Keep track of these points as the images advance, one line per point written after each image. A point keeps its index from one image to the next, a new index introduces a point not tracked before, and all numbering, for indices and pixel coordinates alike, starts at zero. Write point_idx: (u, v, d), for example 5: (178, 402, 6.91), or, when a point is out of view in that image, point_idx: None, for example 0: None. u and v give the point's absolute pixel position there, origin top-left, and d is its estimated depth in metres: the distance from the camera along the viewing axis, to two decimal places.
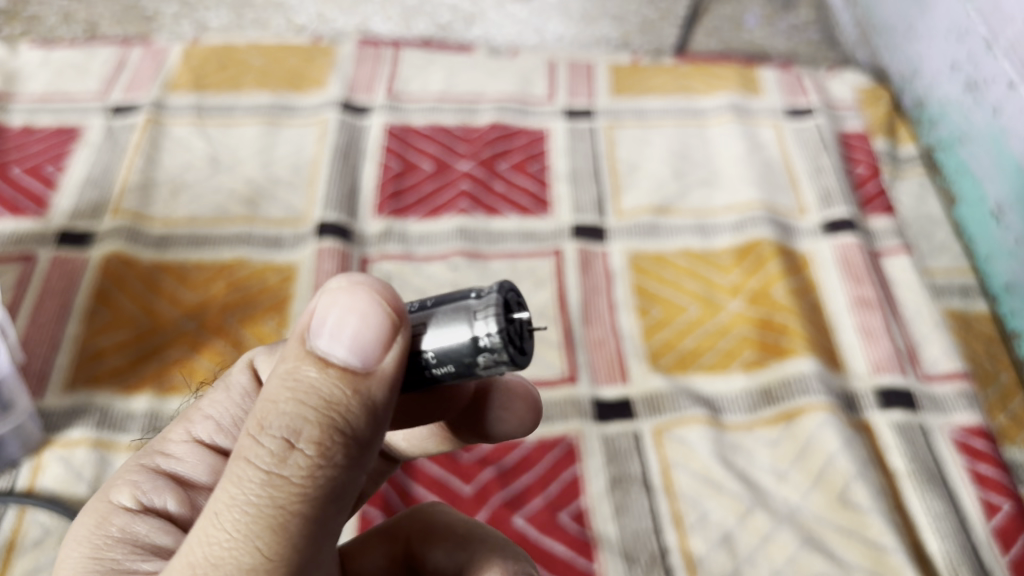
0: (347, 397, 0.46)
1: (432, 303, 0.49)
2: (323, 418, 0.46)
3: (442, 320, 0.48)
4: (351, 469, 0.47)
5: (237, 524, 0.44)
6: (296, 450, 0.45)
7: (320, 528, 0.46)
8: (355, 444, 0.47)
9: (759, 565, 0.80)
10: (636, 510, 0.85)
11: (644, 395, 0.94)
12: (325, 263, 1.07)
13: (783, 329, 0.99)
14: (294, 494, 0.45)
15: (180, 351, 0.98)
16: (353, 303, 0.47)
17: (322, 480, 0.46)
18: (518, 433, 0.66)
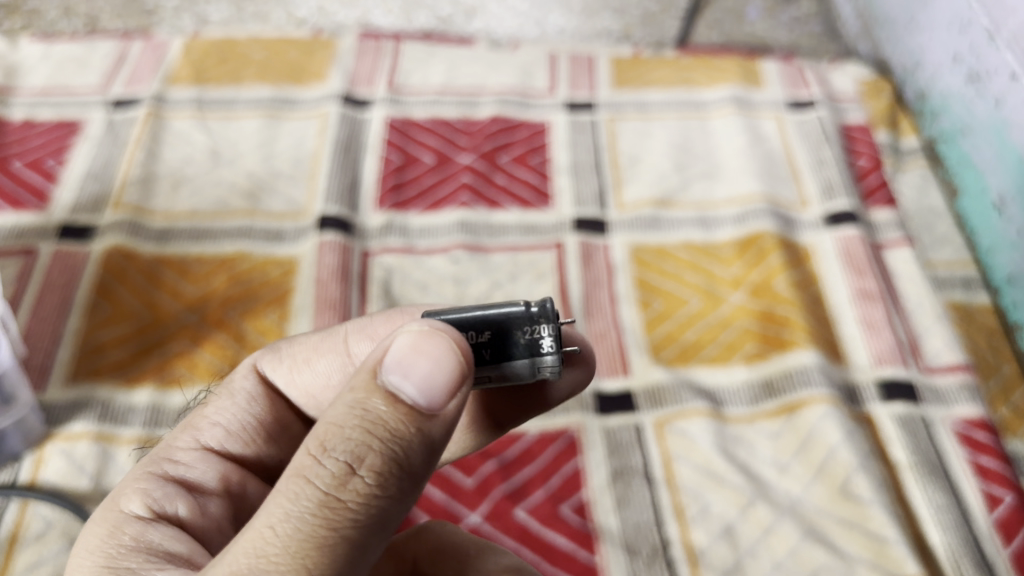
0: (409, 432, 0.45)
1: (493, 355, 0.54)
2: (387, 451, 0.44)
3: (506, 367, 0.54)
4: (399, 502, 0.45)
5: (287, 541, 0.42)
6: (356, 476, 0.44)
7: (360, 560, 0.44)
8: (408, 480, 0.45)
9: (761, 557, 0.80)
10: (637, 502, 0.85)
11: (645, 387, 0.94)
12: (325, 255, 1.07)
13: (785, 322, 0.99)
14: (346, 519, 0.43)
15: (181, 345, 0.98)
16: (429, 348, 0.46)
17: (374, 510, 0.44)
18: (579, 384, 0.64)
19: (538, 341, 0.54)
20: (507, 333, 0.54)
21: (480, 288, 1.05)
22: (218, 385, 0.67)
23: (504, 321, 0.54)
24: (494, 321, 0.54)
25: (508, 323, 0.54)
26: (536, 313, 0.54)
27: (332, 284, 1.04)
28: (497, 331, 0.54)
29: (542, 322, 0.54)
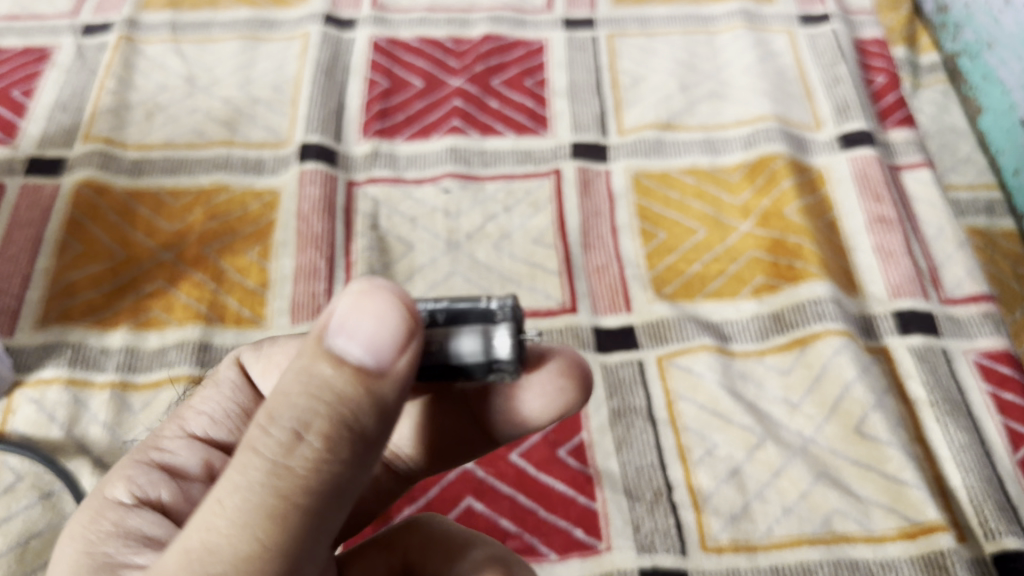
0: (358, 394, 0.39)
1: (446, 321, 0.43)
2: (337, 415, 0.39)
3: (458, 344, 0.42)
4: (356, 466, 0.40)
5: (233, 510, 0.38)
6: (303, 443, 0.38)
7: (318, 526, 0.39)
8: (364, 443, 0.39)
9: (769, 501, 0.76)
10: (638, 445, 0.80)
11: (647, 322, 0.89)
12: (307, 187, 1.01)
13: (797, 252, 0.93)
14: (296, 488, 0.38)
15: (157, 284, 0.93)
16: (367, 303, 0.39)
17: (328, 476, 0.39)
18: (552, 407, 0.49)
19: (491, 314, 0.42)
20: (466, 303, 0.43)
21: (473, 220, 0.98)
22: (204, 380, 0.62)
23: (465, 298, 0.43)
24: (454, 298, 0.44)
25: (467, 301, 0.43)
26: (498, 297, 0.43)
27: (315, 218, 0.98)
28: (454, 302, 0.43)
29: (506, 302, 0.43)
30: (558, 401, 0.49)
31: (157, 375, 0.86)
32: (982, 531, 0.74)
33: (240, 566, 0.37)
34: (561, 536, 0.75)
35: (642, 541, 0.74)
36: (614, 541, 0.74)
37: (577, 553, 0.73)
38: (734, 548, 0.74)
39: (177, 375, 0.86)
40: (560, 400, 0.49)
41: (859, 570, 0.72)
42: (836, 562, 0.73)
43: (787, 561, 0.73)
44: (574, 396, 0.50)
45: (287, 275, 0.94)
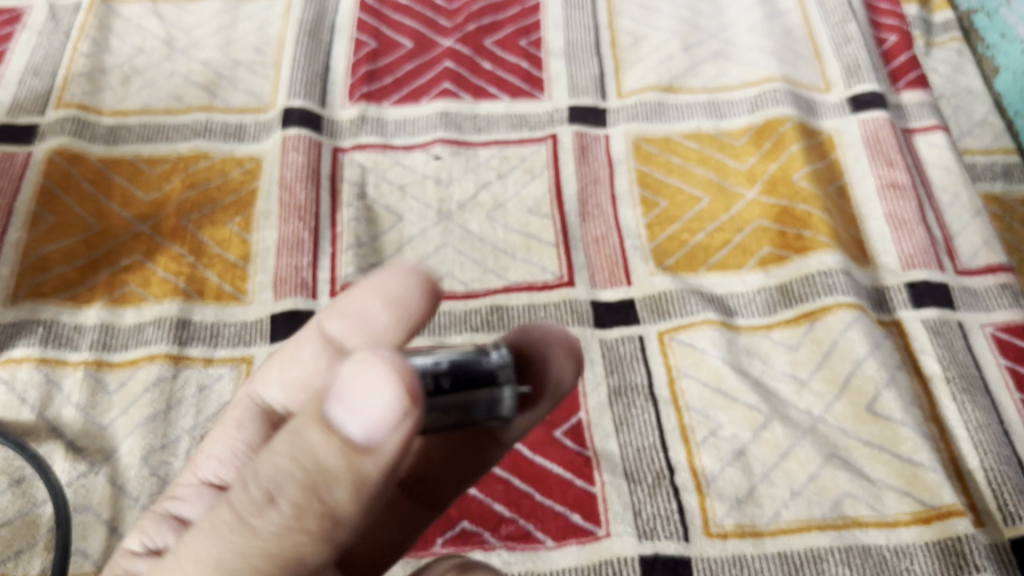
0: (339, 470, 0.34)
1: (454, 384, 0.38)
2: (313, 487, 0.35)
3: (470, 405, 0.38)
4: (326, 538, 0.37)
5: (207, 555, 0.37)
6: (274, 507, 0.36)
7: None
8: (334, 517, 0.36)
9: (776, 484, 0.73)
10: (638, 424, 0.76)
11: (648, 296, 0.84)
12: (290, 154, 0.96)
13: (807, 220, 0.88)
14: (264, 551, 0.36)
15: (134, 258, 0.89)
16: (365, 374, 0.33)
17: (292, 545, 0.36)
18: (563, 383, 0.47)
19: (500, 368, 0.39)
20: (468, 358, 0.39)
21: (465, 188, 0.93)
22: (224, 415, 0.59)
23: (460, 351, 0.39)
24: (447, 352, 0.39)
25: (463, 355, 0.39)
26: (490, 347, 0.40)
27: (299, 187, 0.93)
28: (455, 359, 0.38)
29: (502, 352, 0.40)
30: (556, 392, 0.47)
31: (134, 354, 0.82)
32: (1001, 516, 0.70)
33: None
34: (558, 521, 0.71)
35: (642, 527, 0.70)
36: (613, 527, 0.70)
37: (575, 539, 0.70)
38: (739, 533, 0.70)
39: (154, 353, 0.81)
40: (559, 391, 0.47)
41: (870, 557, 0.69)
42: (847, 549, 0.69)
43: (796, 547, 0.69)
44: (571, 382, 0.47)
45: (270, 247, 0.89)
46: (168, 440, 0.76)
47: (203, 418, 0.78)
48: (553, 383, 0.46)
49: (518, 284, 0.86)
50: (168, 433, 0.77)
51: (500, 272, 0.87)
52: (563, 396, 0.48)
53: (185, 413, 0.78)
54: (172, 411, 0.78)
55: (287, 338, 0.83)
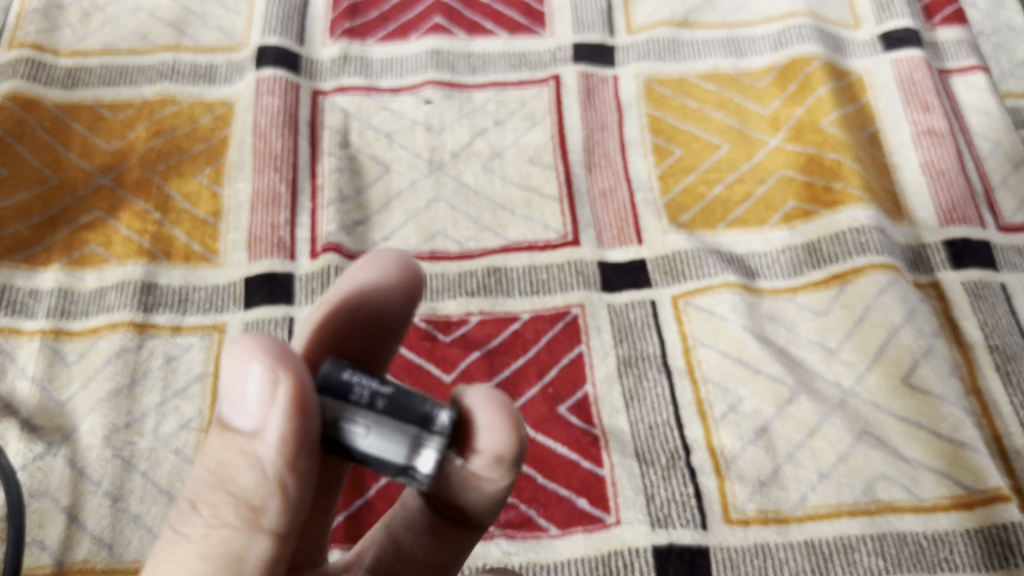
0: (237, 460, 0.37)
1: (386, 408, 0.38)
2: (223, 480, 0.38)
3: (383, 437, 0.37)
4: (257, 530, 0.38)
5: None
6: (197, 511, 0.38)
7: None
8: (251, 501, 0.37)
9: (803, 465, 0.66)
10: (650, 399, 0.69)
11: (661, 256, 0.77)
12: (265, 98, 0.87)
13: (836, 171, 0.80)
14: (200, 556, 0.38)
15: (95, 215, 0.80)
16: (234, 358, 0.36)
17: (220, 540, 0.38)
18: (502, 450, 0.41)
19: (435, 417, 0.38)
20: (412, 396, 0.38)
21: (458, 136, 0.85)
22: None
23: (409, 387, 0.39)
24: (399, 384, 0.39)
25: (411, 392, 0.38)
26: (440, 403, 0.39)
27: (276, 135, 0.85)
28: (400, 390, 0.39)
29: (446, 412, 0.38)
30: (497, 459, 0.42)
31: (94, 321, 0.74)
32: None
33: None
34: (563, 506, 0.64)
35: (656, 514, 0.64)
36: (623, 514, 0.64)
37: (581, 526, 0.63)
38: (762, 520, 0.64)
39: (117, 322, 0.74)
40: (501, 460, 0.42)
41: (906, 546, 0.62)
42: (881, 537, 0.63)
43: (824, 535, 0.63)
44: (510, 446, 0.42)
45: (244, 202, 0.81)
46: (134, 418, 0.69)
47: (171, 393, 0.71)
48: (487, 449, 0.41)
49: (517, 244, 0.78)
50: (133, 410, 0.69)
51: (497, 230, 0.79)
52: (517, 462, 0.43)
53: (152, 387, 0.71)
54: (137, 385, 0.71)
55: (264, 303, 0.75)
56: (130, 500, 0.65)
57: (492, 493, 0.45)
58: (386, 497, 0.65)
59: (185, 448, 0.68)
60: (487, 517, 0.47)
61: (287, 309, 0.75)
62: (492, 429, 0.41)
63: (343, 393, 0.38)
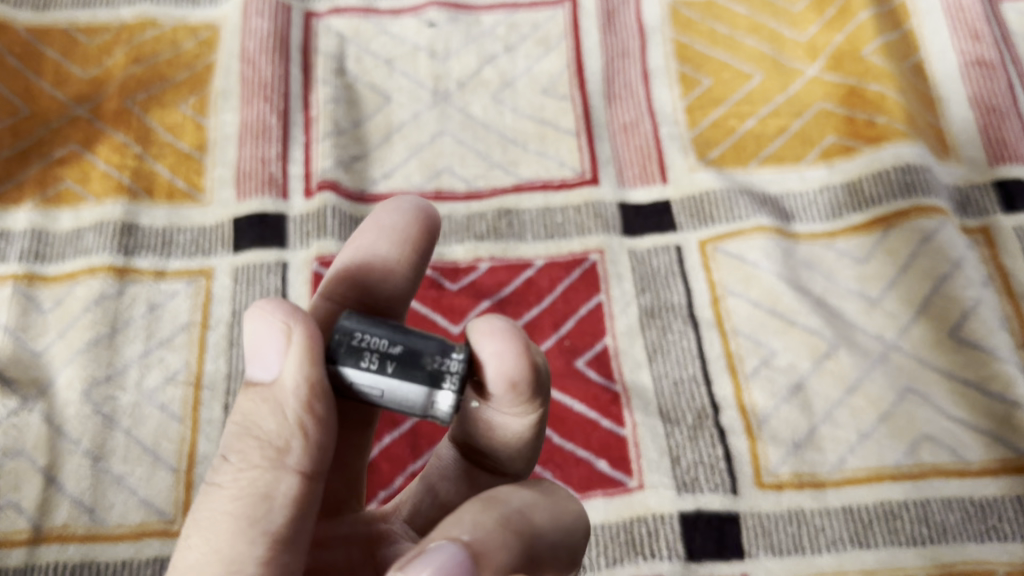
0: (262, 407, 0.34)
1: (397, 370, 0.35)
2: (248, 428, 0.34)
3: (398, 395, 0.35)
4: (282, 469, 0.33)
5: (196, 542, 0.32)
6: (227, 462, 0.33)
7: (275, 550, 0.32)
8: (274, 441, 0.33)
9: (841, 425, 0.61)
10: (676, 352, 0.64)
11: (688, 196, 0.70)
12: (254, 21, 0.80)
13: (878, 104, 0.74)
14: (234, 499, 0.32)
15: (71, 149, 0.74)
16: (250, 322, 0.35)
17: (252, 478, 0.33)
18: (516, 375, 0.36)
19: (446, 368, 0.35)
20: (421, 350, 0.35)
21: (465, 63, 0.78)
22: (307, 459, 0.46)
23: (419, 338, 0.36)
24: (406, 334, 0.36)
25: (421, 344, 0.35)
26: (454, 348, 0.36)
27: (266, 62, 0.78)
28: (408, 343, 0.35)
29: (458, 357, 0.35)
30: (512, 387, 0.37)
31: (71, 266, 0.68)
32: None
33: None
34: (580, 468, 0.59)
35: (682, 478, 0.59)
36: (647, 478, 0.59)
37: (601, 490, 0.58)
38: (796, 484, 0.59)
39: (96, 266, 0.68)
40: (518, 385, 0.37)
41: (952, 512, 0.58)
42: (925, 503, 0.58)
43: (863, 501, 0.58)
44: (526, 370, 0.37)
45: (232, 134, 0.75)
46: (115, 370, 0.63)
47: (156, 343, 0.65)
48: (498, 376, 0.36)
49: (530, 183, 0.72)
50: (114, 362, 0.64)
51: (508, 167, 0.72)
52: (535, 386, 0.37)
53: (134, 336, 0.65)
54: (119, 335, 0.65)
55: (254, 247, 0.69)
56: (112, 460, 0.60)
57: (516, 423, 0.40)
58: (390, 459, 0.60)
59: (171, 404, 0.62)
60: (516, 463, 0.43)
61: (279, 253, 0.69)
62: (504, 352, 0.36)
63: (348, 358, 0.35)
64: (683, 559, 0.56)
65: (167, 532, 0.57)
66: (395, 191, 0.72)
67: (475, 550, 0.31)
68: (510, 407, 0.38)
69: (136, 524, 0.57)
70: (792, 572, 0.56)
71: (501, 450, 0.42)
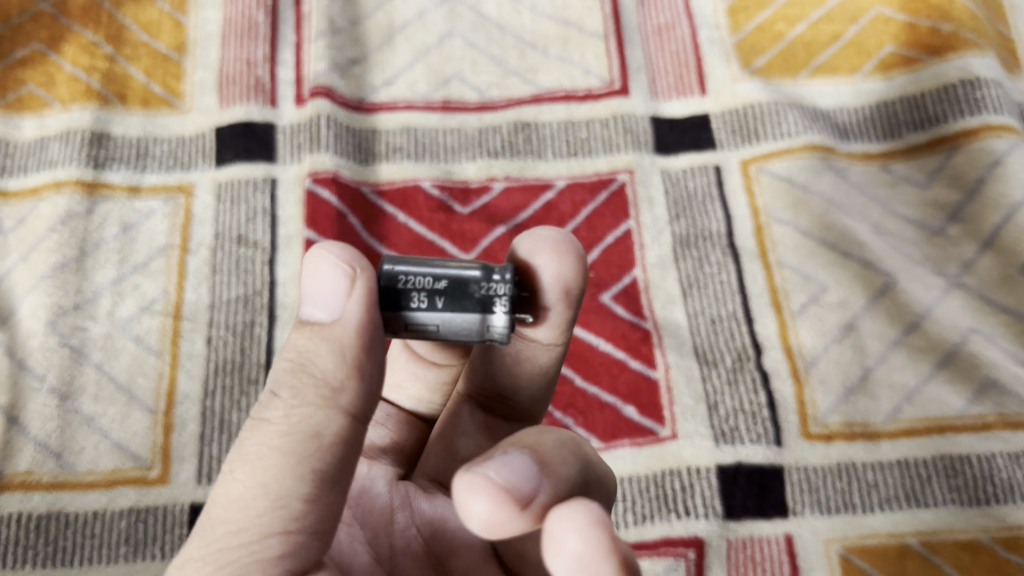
0: (316, 343, 0.28)
1: (447, 304, 0.30)
2: (301, 363, 0.28)
3: (450, 330, 0.31)
4: (335, 409, 0.27)
5: (242, 475, 0.27)
6: (276, 399, 0.28)
7: (321, 489, 0.27)
8: (328, 380, 0.27)
9: (898, 369, 0.54)
10: (713, 286, 0.57)
11: (729, 110, 0.63)
12: None
13: (944, 8, 0.65)
14: (281, 440, 0.27)
15: (34, 47, 0.65)
16: (307, 262, 0.29)
17: (304, 415, 0.27)
18: (570, 282, 0.35)
19: (494, 290, 0.31)
20: (465, 276, 0.31)
21: None
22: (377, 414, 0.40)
23: (460, 264, 0.31)
24: (447, 262, 0.31)
25: (465, 270, 0.31)
26: (500, 269, 0.31)
27: None
28: (451, 271, 0.31)
29: (508, 276, 0.31)
30: (566, 296, 0.35)
31: (35, 180, 0.61)
32: None
33: (267, 518, 0.27)
34: (606, 414, 0.53)
35: (720, 427, 0.52)
36: (681, 427, 0.52)
37: (629, 439, 0.52)
38: (847, 435, 0.52)
39: (62, 180, 0.60)
40: (571, 294, 0.35)
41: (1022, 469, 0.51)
42: (993, 458, 0.51)
43: (922, 455, 0.52)
44: (577, 279, 0.35)
45: (215, 33, 0.66)
46: (84, 299, 0.56)
47: (130, 268, 0.58)
48: (553, 284, 0.34)
49: (551, 92, 0.64)
50: (83, 289, 0.57)
51: (525, 75, 0.64)
52: (582, 300, 0.36)
53: (105, 261, 0.58)
54: (88, 259, 0.58)
55: (239, 161, 0.62)
56: (82, 399, 0.53)
57: (550, 354, 0.37)
58: None
59: (148, 336, 0.55)
60: (535, 407, 0.39)
61: (268, 168, 0.61)
62: (559, 255, 0.34)
63: (392, 302, 0.30)
64: (721, 517, 0.50)
65: (144, 480, 0.51)
66: (399, 101, 0.64)
67: (540, 458, 0.27)
68: (557, 330, 0.36)
69: (110, 470, 0.51)
70: (841, 532, 0.50)
71: (523, 390, 0.38)
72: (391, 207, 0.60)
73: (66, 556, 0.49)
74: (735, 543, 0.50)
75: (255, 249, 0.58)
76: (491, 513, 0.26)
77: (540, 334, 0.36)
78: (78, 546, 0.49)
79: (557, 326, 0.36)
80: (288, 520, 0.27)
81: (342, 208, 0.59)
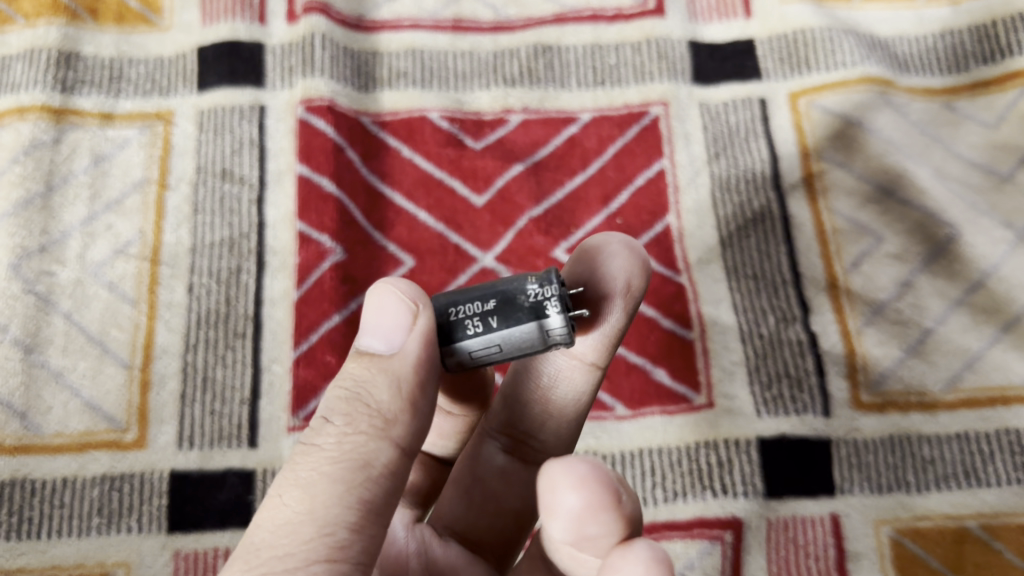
0: (373, 374, 0.26)
1: (500, 322, 0.27)
2: (357, 394, 0.26)
3: (510, 348, 0.27)
4: (386, 440, 0.25)
5: (289, 499, 0.24)
6: (329, 427, 0.25)
7: (367, 519, 0.24)
8: (382, 410, 0.25)
9: (960, 331, 0.49)
10: (756, 237, 0.51)
11: (776, 36, 0.56)
12: None
13: None
14: (332, 468, 0.24)
15: None
16: (376, 291, 0.27)
17: (357, 444, 0.25)
18: (632, 281, 0.33)
19: (544, 297, 0.27)
20: (511, 288, 0.28)
21: None
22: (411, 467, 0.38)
23: (504, 279, 0.28)
24: (491, 282, 0.28)
25: (507, 283, 0.28)
26: (545, 274, 0.28)
27: None
28: (497, 289, 0.28)
29: (554, 278, 0.28)
30: (629, 291, 0.33)
31: None
32: None
33: (312, 547, 0.23)
34: (633, 378, 0.47)
35: (760, 395, 0.47)
36: (718, 393, 0.47)
37: (659, 407, 0.47)
38: (901, 405, 0.47)
39: (25, 106, 0.53)
40: (632, 292, 0.34)
41: None
42: None
43: (987, 429, 0.46)
44: (638, 280, 0.34)
45: None
46: (51, 241, 0.50)
47: (102, 207, 0.52)
48: (617, 279, 0.33)
49: (576, 12, 0.57)
50: (50, 229, 0.51)
51: None
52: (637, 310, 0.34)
53: (75, 198, 0.52)
54: (55, 195, 0.52)
55: (224, 86, 0.55)
56: (49, 352, 0.48)
57: (596, 366, 0.35)
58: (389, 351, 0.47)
59: (122, 283, 0.50)
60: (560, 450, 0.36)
61: (255, 94, 0.54)
62: (623, 252, 0.34)
63: (446, 335, 0.27)
64: (761, 496, 0.45)
65: (119, 444, 0.46)
66: (403, 19, 0.57)
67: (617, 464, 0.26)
68: (611, 333, 0.34)
69: (80, 433, 0.46)
70: (892, 513, 0.45)
71: (550, 421, 0.35)
72: (394, 141, 0.53)
73: (32, 527, 0.44)
74: (776, 524, 0.44)
75: (241, 186, 0.52)
76: (580, 504, 0.24)
77: (594, 344, 0.34)
78: (46, 517, 0.44)
79: (613, 326, 0.33)
80: (334, 548, 0.24)
81: (339, 141, 0.53)
